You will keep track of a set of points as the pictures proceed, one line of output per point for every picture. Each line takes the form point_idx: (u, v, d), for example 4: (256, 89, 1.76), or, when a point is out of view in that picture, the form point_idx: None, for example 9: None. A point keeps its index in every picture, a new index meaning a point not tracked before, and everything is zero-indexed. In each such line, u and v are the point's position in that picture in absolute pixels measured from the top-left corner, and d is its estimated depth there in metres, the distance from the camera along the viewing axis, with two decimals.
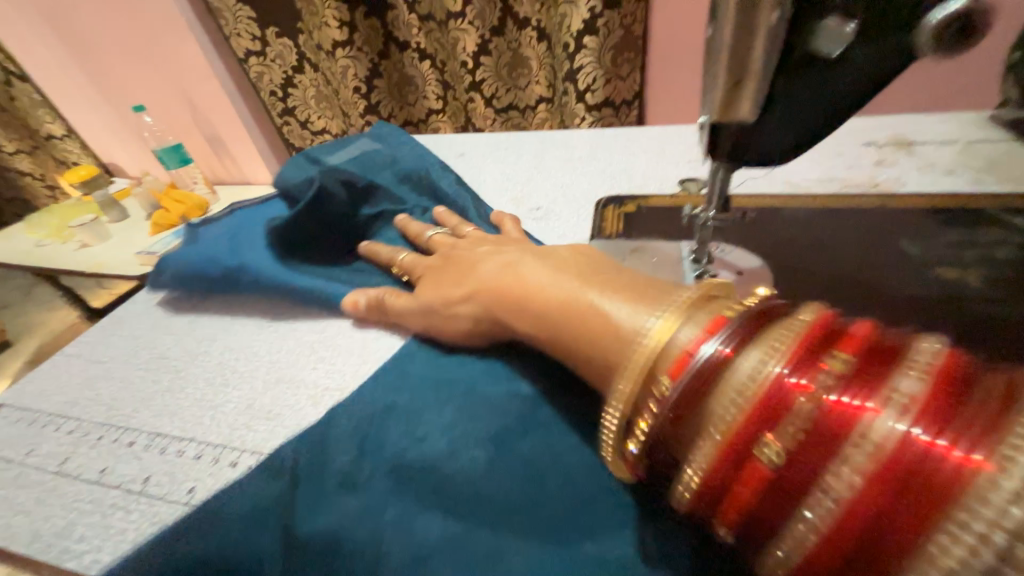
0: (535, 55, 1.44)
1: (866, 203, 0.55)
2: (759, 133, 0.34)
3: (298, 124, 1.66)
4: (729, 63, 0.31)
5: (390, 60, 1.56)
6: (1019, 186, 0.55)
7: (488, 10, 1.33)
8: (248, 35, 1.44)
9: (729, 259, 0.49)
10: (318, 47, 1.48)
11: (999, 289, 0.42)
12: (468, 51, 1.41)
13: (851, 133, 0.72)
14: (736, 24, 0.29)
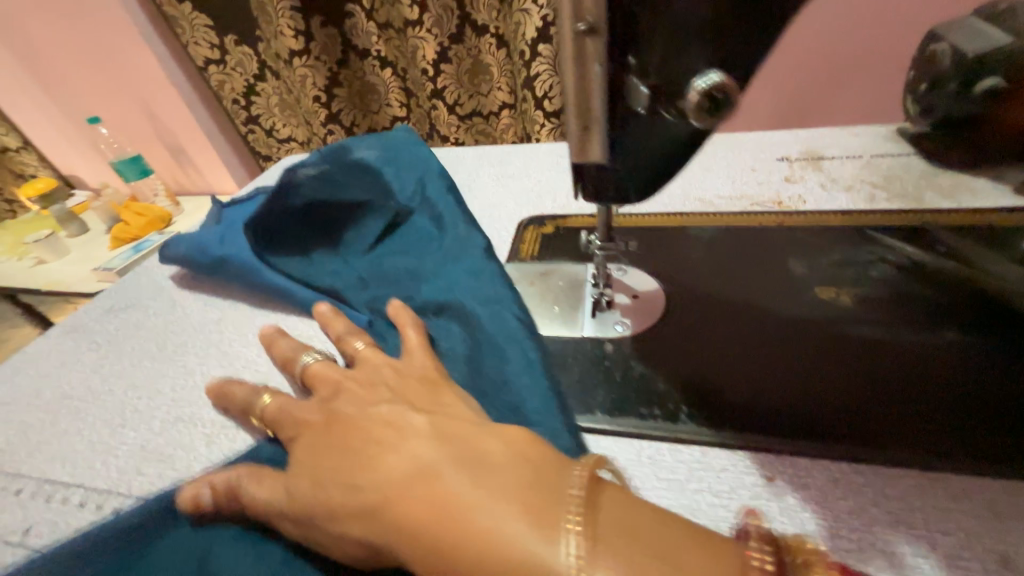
0: (495, 62, 1.43)
1: (768, 221, 0.57)
2: (613, 171, 0.36)
3: (264, 131, 1.63)
4: (575, 106, 0.32)
5: (351, 68, 1.52)
6: (910, 202, 0.57)
7: (445, 18, 1.35)
8: (206, 43, 1.43)
9: (624, 282, 0.51)
10: (276, 55, 1.45)
11: (869, 309, 0.44)
12: (428, 59, 1.42)
13: (768, 148, 0.74)
14: (574, 73, 0.31)
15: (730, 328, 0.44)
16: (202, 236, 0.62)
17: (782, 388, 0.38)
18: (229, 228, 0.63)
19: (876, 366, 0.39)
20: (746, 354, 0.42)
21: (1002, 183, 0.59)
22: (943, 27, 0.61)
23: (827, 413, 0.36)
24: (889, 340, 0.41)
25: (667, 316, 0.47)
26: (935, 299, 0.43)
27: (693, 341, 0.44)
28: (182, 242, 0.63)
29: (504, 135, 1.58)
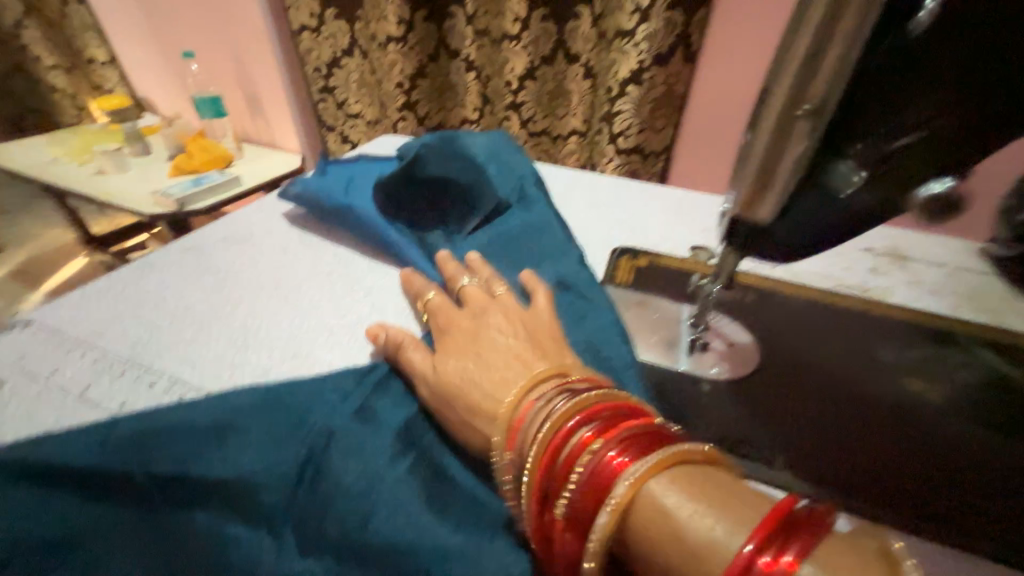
0: (577, 90, 1.50)
1: (858, 304, 0.59)
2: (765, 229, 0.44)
3: (335, 103, 1.71)
4: (756, 172, 0.40)
5: (439, 64, 1.60)
6: (991, 317, 0.61)
7: (542, 40, 1.43)
8: (308, 11, 1.51)
9: (722, 330, 0.54)
10: (371, 37, 1.53)
11: (950, 408, 0.47)
12: (515, 73, 1.49)
13: (851, 235, 0.78)
14: (772, 136, 0.38)
15: (827, 399, 0.48)
16: (324, 184, 0.67)
17: (880, 471, 0.42)
18: (350, 183, 0.68)
19: (957, 460, 0.43)
20: (840, 423, 0.46)
21: None
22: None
23: (913, 492, 0.41)
24: (971, 433, 0.45)
25: (759, 370, 0.50)
26: (996, 405, 0.48)
27: (776, 401, 0.47)
28: (306, 186, 0.68)
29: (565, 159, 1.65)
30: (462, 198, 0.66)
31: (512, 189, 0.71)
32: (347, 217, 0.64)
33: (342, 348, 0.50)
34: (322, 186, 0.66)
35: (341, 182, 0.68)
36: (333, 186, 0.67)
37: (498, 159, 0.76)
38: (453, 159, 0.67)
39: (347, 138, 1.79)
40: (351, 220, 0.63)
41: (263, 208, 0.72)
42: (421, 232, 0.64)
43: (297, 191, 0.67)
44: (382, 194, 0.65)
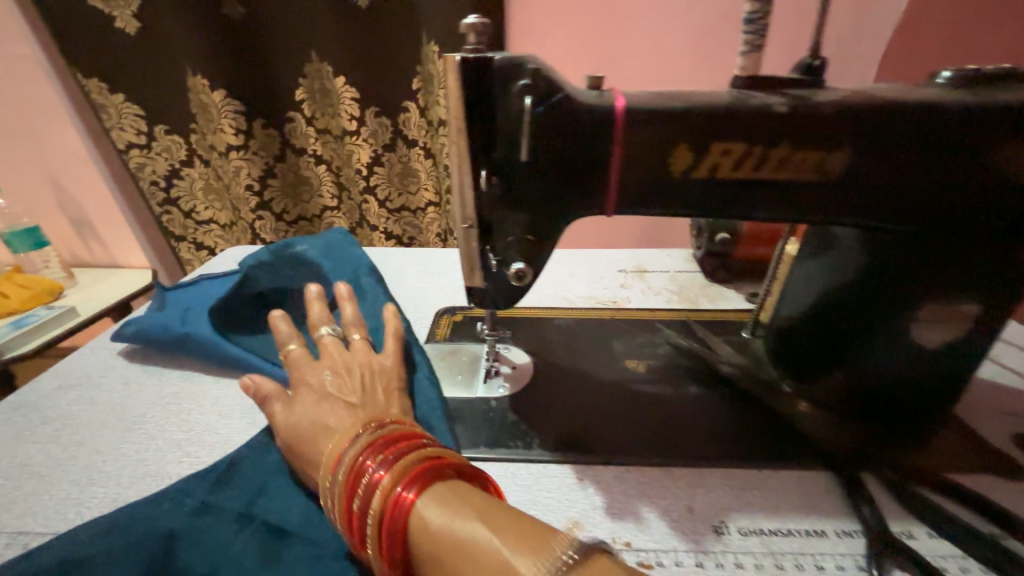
0: (424, 168, 1.63)
1: (605, 315, 0.84)
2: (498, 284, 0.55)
3: (181, 212, 1.67)
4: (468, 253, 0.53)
5: (286, 163, 1.65)
6: (688, 302, 0.90)
7: (380, 132, 1.56)
8: (133, 129, 1.49)
9: (508, 356, 0.73)
10: (211, 147, 1.56)
11: (652, 374, 0.70)
12: (363, 161, 1.61)
13: (613, 260, 1.06)
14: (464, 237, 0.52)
15: (574, 390, 0.67)
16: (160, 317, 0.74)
17: (609, 434, 0.60)
18: (186, 311, 0.76)
19: (657, 411, 0.63)
20: (582, 407, 0.64)
21: (741, 293, 0.92)
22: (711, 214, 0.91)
23: (633, 444, 0.58)
24: (664, 393, 0.66)
25: (533, 379, 0.69)
26: (686, 367, 0.70)
27: (550, 405, 0.65)
28: (141, 325, 0.73)
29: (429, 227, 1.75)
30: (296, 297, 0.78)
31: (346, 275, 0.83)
32: (187, 340, 0.71)
33: (188, 454, 0.58)
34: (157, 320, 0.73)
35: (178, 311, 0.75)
36: (169, 318, 0.74)
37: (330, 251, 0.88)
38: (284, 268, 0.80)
39: (201, 245, 1.76)
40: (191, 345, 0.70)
41: (98, 355, 0.76)
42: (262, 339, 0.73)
43: (131, 331, 0.73)
44: (218, 314, 0.74)
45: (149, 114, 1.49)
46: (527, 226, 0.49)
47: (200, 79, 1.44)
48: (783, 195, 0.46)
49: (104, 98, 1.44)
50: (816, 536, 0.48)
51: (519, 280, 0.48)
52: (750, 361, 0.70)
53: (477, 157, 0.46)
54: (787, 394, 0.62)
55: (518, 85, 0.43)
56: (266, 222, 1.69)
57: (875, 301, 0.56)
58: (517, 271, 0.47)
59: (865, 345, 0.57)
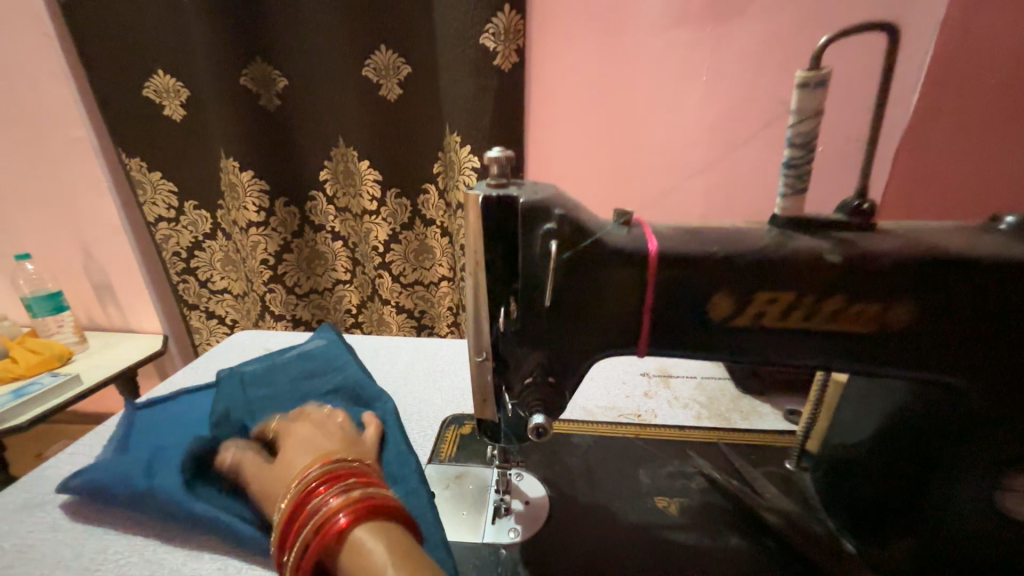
0: (438, 246, 1.63)
1: (629, 432, 0.76)
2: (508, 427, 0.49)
3: (198, 282, 1.69)
4: (479, 391, 0.47)
5: (303, 239, 1.67)
6: (721, 420, 0.81)
7: (398, 211, 1.59)
8: (165, 204, 1.56)
9: (520, 488, 0.65)
10: (234, 222, 1.59)
11: (686, 517, 0.60)
12: (380, 239, 1.62)
13: (635, 362, 0.99)
14: (476, 369, 0.46)
15: (597, 538, 0.58)
16: (116, 468, 0.62)
17: None
18: (151, 457, 0.64)
19: (696, 572, 0.54)
20: (607, 564, 0.55)
21: (779, 409, 0.83)
22: None
23: None
24: (699, 544, 0.57)
25: (548, 522, 0.60)
26: (724, 509, 0.61)
27: (565, 553, 0.56)
28: (94, 478, 0.61)
29: (440, 301, 1.71)
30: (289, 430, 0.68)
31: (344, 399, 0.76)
32: (146, 497, 0.59)
33: None
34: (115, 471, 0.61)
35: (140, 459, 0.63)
36: (130, 465, 0.62)
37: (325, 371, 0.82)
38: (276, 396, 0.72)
39: (212, 314, 1.75)
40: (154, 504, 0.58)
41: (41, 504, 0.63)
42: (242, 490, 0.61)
43: (80, 483, 0.60)
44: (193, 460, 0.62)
45: (182, 191, 1.56)
46: (544, 364, 0.44)
47: (231, 161, 1.50)
48: (835, 343, 0.41)
49: (144, 175, 1.53)
50: None
51: (539, 436, 0.40)
52: (799, 506, 0.61)
53: (497, 291, 0.43)
54: (852, 558, 0.53)
55: (542, 229, 0.40)
56: (277, 293, 1.69)
57: (929, 449, 0.50)
58: (536, 427, 0.40)
59: (945, 492, 0.50)
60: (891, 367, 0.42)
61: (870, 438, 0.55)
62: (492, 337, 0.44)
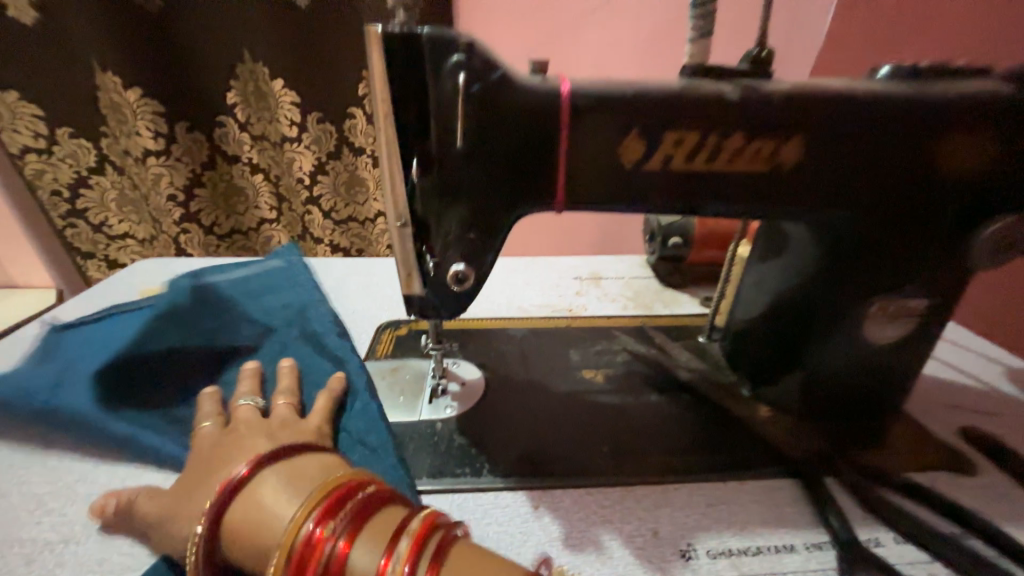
0: (371, 177, 1.45)
1: (561, 323, 0.80)
2: (429, 300, 0.48)
3: (90, 226, 1.37)
4: (401, 263, 0.46)
5: (217, 171, 1.40)
6: (645, 308, 0.87)
7: (323, 139, 1.38)
8: (30, 132, 1.20)
9: (457, 372, 0.67)
10: (127, 152, 1.29)
11: (611, 383, 0.66)
12: (305, 169, 1.42)
13: (568, 268, 1.03)
14: (398, 239, 0.45)
15: (531, 406, 0.61)
16: (25, 378, 0.57)
17: (574, 453, 0.54)
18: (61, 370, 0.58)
19: (624, 420, 0.59)
20: (542, 423, 0.58)
21: (695, 297, 0.91)
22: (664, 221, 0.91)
23: (597, 463, 0.53)
24: (621, 402, 0.62)
25: (484, 396, 0.63)
26: (645, 375, 0.67)
27: (499, 422, 0.58)
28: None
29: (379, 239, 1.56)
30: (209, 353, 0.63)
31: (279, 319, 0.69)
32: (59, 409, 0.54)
33: (62, 516, 0.47)
34: (22, 383, 0.56)
35: (44, 375, 0.57)
36: (42, 377, 0.57)
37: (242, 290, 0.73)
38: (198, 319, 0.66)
39: (114, 263, 1.45)
40: (67, 422, 0.53)
41: None
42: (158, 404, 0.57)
43: None
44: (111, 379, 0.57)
45: (51, 114, 1.20)
46: (463, 221, 0.43)
47: (111, 76, 1.19)
48: (734, 185, 0.43)
49: None
50: (786, 552, 0.44)
51: (459, 281, 0.45)
52: (708, 366, 0.68)
53: (408, 144, 0.41)
54: (746, 398, 0.61)
55: (449, 62, 0.38)
56: (193, 235, 1.43)
57: (816, 301, 0.55)
58: (456, 273, 0.44)
59: (811, 349, 0.56)
60: (777, 208, 0.46)
61: (783, 292, 0.58)
62: (409, 192, 0.43)
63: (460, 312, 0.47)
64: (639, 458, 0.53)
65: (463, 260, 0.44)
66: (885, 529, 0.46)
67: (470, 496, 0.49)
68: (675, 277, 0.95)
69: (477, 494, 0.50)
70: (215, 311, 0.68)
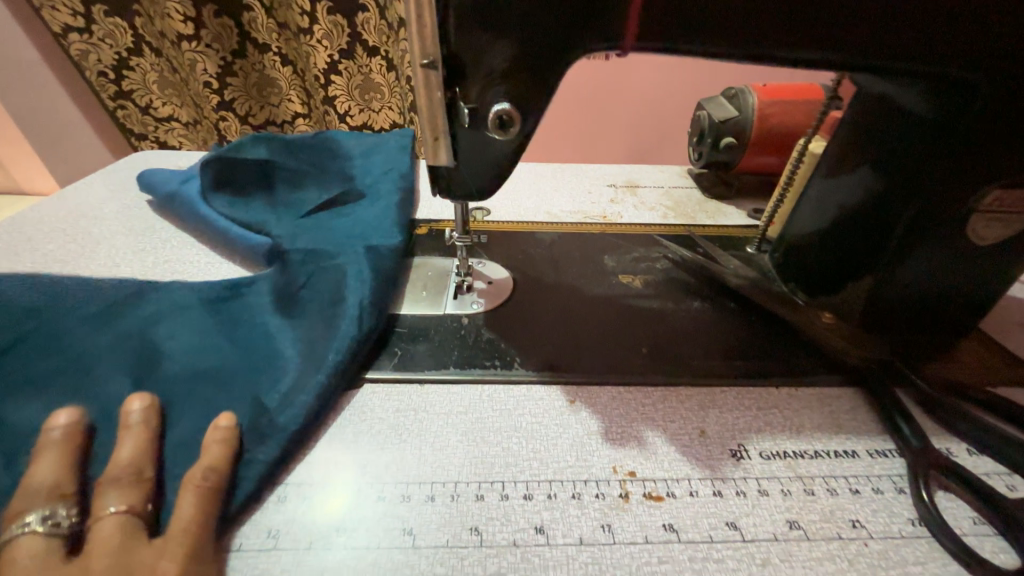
0: (385, 82, 1.20)
1: (595, 229, 0.72)
2: (457, 172, 0.42)
3: (138, 110, 1.21)
4: (426, 121, 0.38)
5: (248, 60, 1.15)
6: (687, 218, 0.79)
7: (334, 34, 1.11)
8: (67, 9, 1.04)
9: (482, 272, 0.61)
10: (161, 34, 1.09)
11: (650, 288, 0.59)
12: (316, 69, 1.16)
13: (602, 176, 0.93)
14: (422, 90, 0.37)
15: (562, 307, 0.56)
16: (172, 174, 0.72)
17: (615, 356, 0.49)
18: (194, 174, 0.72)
19: (670, 325, 0.53)
20: (579, 324, 0.53)
21: (742, 210, 0.82)
22: (719, 119, 0.79)
23: (637, 365, 0.48)
24: (662, 307, 0.56)
25: (513, 297, 0.57)
26: (689, 283, 0.60)
27: (530, 321, 0.54)
28: (154, 175, 0.73)
29: None
30: (294, 185, 0.67)
31: (373, 176, 0.69)
32: (181, 195, 0.67)
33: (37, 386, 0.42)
34: (170, 176, 0.71)
35: (188, 175, 0.72)
36: (182, 178, 0.71)
37: (389, 154, 0.73)
38: (298, 152, 0.68)
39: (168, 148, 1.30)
40: (180, 205, 0.66)
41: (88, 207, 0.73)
42: (239, 205, 0.63)
43: (151, 178, 0.72)
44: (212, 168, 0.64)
45: None
46: (513, 61, 0.36)
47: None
48: (848, 13, 0.36)
49: None
50: (846, 457, 0.40)
51: (501, 124, 0.38)
52: (759, 275, 0.61)
53: None
54: (803, 306, 0.55)
55: None
56: (231, 124, 1.23)
57: (914, 197, 0.46)
58: (499, 114, 0.37)
59: (897, 258, 0.49)
60: (893, 60, 0.38)
61: (880, 192, 0.49)
62: (439, 22, 0.34)
63: (503, 178, 0.42)
64: (685, 365, 0.48)
65: (508, 101, 0.37)
66: (959, 441, 0.42)
67: (502, 391, 0.45)
68: (720, 190, 0.86)
69: (508, 388, 0.46)
70: (331, 156, 0.70)
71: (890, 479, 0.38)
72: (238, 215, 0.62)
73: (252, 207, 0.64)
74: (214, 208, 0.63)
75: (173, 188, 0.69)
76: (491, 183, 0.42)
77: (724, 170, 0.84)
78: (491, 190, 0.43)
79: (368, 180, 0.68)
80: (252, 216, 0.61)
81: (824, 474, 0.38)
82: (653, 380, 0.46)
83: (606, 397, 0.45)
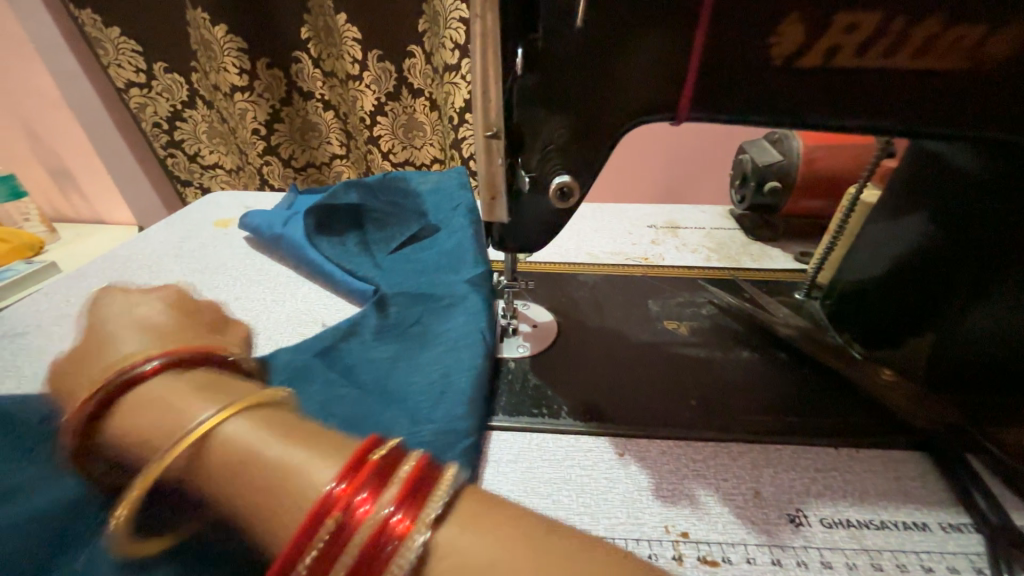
0: (429, 122, 1.27)
1: (636, 272, 0.73)
2: (511, 228, 0.44)
3: (186, 158, 1.33)
4: (484, 182, 0.41)
5: (294, 107, 1.26)
6: (731, 261, 0.79)
7: (383, 79, 1.19)
8: (131, 67, 1.16)
9: (527, 314, 0.62)
10: (215, 87, 1.20)
11: (695, 336, 0.59)
12: (365, 110, 1.24)
13: (641, 216, 0.94)
14: (484, 159, 0.40)
15: (609, 353, 0.56)
16: (271, 216, 0.78)
17: (665, 409, 0.49)
18: (289, 213, 0.79)
19: (720, 374, 0.53)
20: (623, 370, 0.54)
21: (788, 252, 0.81)
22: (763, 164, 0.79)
23: (686, 417, 0.48)
24: (709, 356, 0.56)
25: (557, 341, 0.58)
26: (734, 330, 0.60)
27: (578, 364, 0.55)
28: (258, 215, 0.80)
29: None
30: (382, 225, 0.72)
31: (445, 212, 0.74)
32: (284, 237, 0.73)
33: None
34: (268, 217, 0.77)
35: (284, 215, 0.78)
36: (279, 218, 0.77)
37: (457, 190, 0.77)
38: (380, 193, 0.73)
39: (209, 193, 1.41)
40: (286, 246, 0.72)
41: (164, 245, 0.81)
42: (341, 249, 0.70)
43: (252, 220, 0.79)
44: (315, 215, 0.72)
45: (150, 48, 1.15)
46: (570, 131, 0.39)
47: (200, 10, 1.08)
48: (892, 87, 0.36)
49: (97, 29, 1.09)
50: (916, 530, 0.38)
51: (562, 196, 0.40)
52: (809, 323, 0.60)
53: (509, 35, 0.36)
54: (861, 359, 0.53)
55: None
56: (274, 168, 1.33)
57: (979, 254, 0.45)
58: (560, 187, 0.40)
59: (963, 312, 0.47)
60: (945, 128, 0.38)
61: (941, 245, 0.48)
62: (503, 98, 0.37)
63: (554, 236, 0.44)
64: (734, 420, 0.47)
65: (565, 173, 0.40)
66: None
67: (552, 437, 0.46)
68: (764, 233, 0.85)
69: (558, 436, 0.46)
70: (407, 195, 0.75)
71: (967, 557, 0.36)
72: (339, 256, 0.68)
73: (352, 249, 0.70)
74: (320, 249, 0.70)
75: (274, 230, 0.75)
76: (541, 239, 0.45)
77: (769, 211, 0.83)
78: (542, 243, 0.45)
79: (443, 217, 0.73)
80: (354, 259, 0.68)
81: (891, 548, 0.37)
82: (704, 435, 0.46)
83: (655, 451, 0.45)
